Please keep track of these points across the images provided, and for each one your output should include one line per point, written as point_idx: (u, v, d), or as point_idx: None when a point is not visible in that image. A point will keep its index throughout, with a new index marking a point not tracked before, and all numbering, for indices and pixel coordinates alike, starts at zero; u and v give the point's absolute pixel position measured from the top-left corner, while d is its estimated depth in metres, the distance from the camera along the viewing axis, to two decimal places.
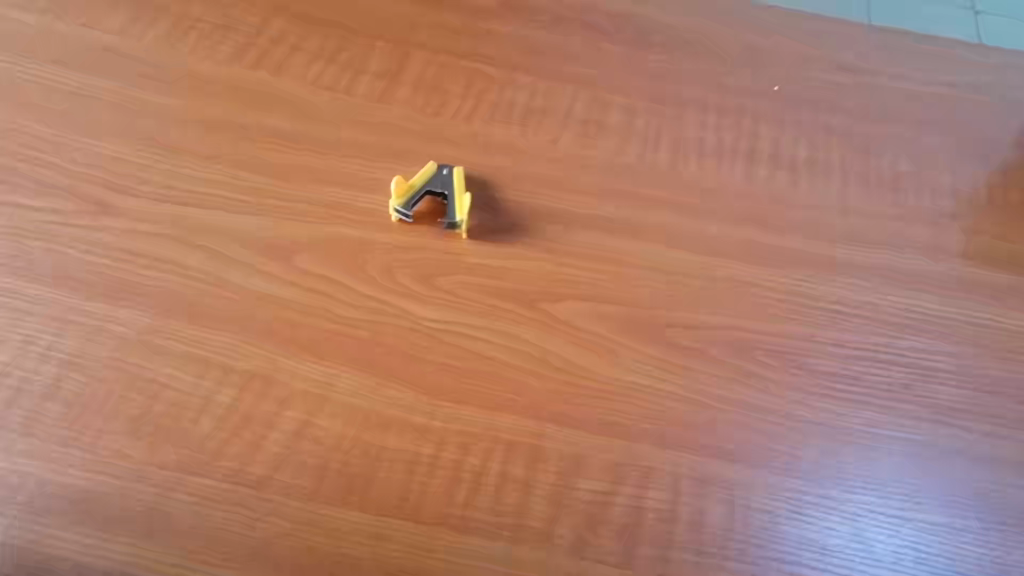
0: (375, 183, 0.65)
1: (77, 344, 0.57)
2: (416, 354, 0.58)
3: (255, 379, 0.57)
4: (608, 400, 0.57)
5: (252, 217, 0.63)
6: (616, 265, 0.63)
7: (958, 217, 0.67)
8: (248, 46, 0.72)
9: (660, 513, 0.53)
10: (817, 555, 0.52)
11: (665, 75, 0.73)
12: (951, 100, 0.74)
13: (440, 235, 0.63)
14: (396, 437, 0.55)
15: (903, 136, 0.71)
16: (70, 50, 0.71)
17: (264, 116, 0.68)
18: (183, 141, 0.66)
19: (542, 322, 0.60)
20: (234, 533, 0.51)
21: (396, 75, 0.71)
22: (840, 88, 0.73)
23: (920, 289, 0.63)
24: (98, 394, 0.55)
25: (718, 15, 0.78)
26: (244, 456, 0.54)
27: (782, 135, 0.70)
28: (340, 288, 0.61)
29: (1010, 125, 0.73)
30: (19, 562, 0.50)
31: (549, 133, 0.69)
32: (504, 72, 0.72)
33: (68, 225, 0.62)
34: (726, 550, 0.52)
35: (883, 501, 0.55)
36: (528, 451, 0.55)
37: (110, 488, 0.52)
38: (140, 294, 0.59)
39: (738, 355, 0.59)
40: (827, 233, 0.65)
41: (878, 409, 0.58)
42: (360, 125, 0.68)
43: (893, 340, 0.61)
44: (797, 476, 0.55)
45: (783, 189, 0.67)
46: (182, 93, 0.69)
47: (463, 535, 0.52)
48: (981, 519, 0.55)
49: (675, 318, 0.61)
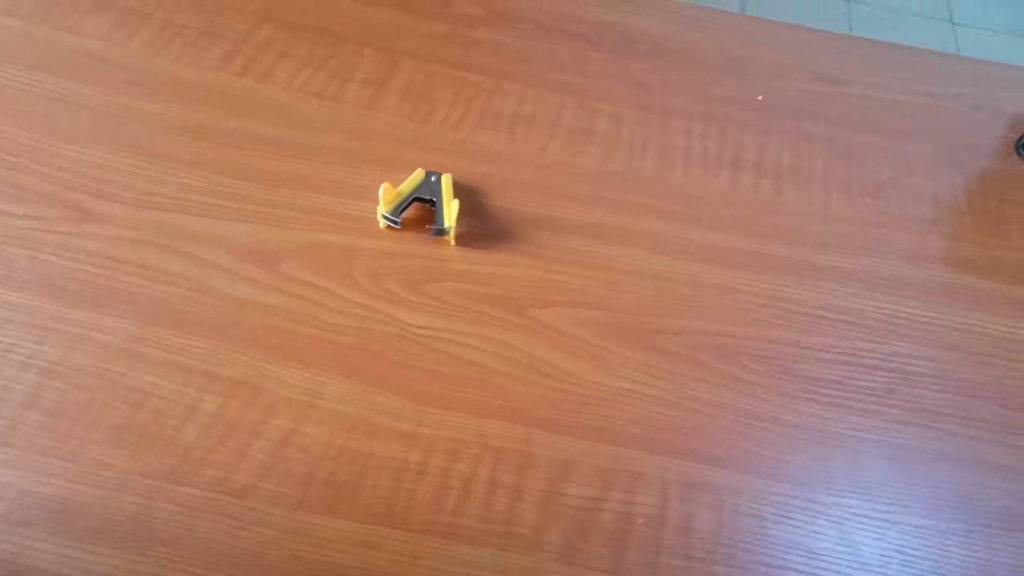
0: (361, 189, 0.65)
1: (58, 352, 0.57)
2: (405, 360, 0.58)
3: (240, 386, 0.56)
4: (596, 406, 0.58)
5: (237, 224, 0.63)
6: (603, 272, 0.63)
7: (940, 224, 0.68)
8: (234, 52, 0.72)
9: (648, 518, 0.54)
10: (805, 558, 0.53)
11: (649, 84, 0.74)
12: (930, 109, 0.75)
13: (428, 241, 0.64)
14: (383, 444, 0.55)
15: (884, 144, 0.72)
16: (50, 56, 0.70)
17: (247, 123, 0.68)
18: (166, 149, 0.66)
19: (530, 328, 0.60)
20: (217, 543, 0.51)
21: (383, 83, 0.71)
22: (821, 97, 0.74)
23: (903, 295, 0.64)
24: (80, 403, 0.55)
25: (701, 21, 0.79)
26: (229, 464, 0.53)
27: (767, 143, 0.71)
28: (328, 295, 0.60)
29: (987, 134, 0.74)
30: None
31: (537, 140, 0.69)
32: (490, 79, 0.72)
33: (49, 231, 0.62)
34: (714, 554, 0.53)
35: (869, 504, 0.55)
36: (516, 457, 0.55)
37: (90, 498, 0.52)
38: (122, 301, 0.59)
39: (725, 360, 0.60)
40: (812, 240, 0.66)
41: (865, 413, 0.59)
42: (347, 133, 0.68)
43: (878, 345, 0.62)
44: (785, 480, 0.56)
45: (768, 197, 0.68)
46: (162, 100, 0.68)
47: (451, 542, 0.52)
48: (966, 521, 0.55)
49: (663, 324, 0.61)
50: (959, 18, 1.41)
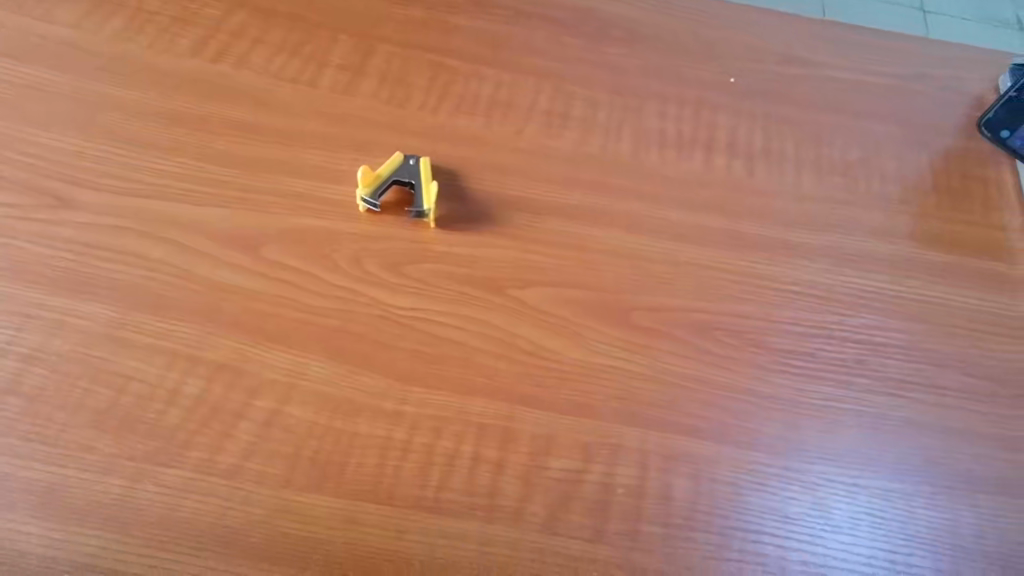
0: (340, 174, 0.66)
1: (38, 339, 0.57)
2: (387, 340, 0.59)
3: (223, 369, 0.57)
4: (575, 380, 0.59)
5: (217, 209, 0.64)
6: (578, 251, 0.65)
7: (906, 202, 0.71)
8: (209, 38, 0.72)
9: (628, 488, 0.56)
10: (779, 523, 0.56)
11: (624, 67, 0.75)
12: (894, 90, 0.77)
13: (408, 224, 0.65)
14: (368, 424, 0.56)
15: (849, 125, 0.74)
16: (18, 43, 0.70)
17: (222, 108, 0.68)
18: (142, 134, 0.66)
19: (510, 307, 0.62)
20: (203, 522, 0.52)
21: (359, 68, 0.72)
22: (792, 79, 0.76)
23: (870, 269, 0.67)
24: (61, 389, 0.56)
25: (679, 7, 0.79)
26: (214, 446, 0.54)
27: (740, 125, 0.73)
28: (310, 278, 0.61)
29: (950, 113, 0.76)
30: None
31: (514, 124, 0.70)
32: (466, 63, 0.73)
33: (24, 219, 0.62)
34: (692, 521, 0.55)
35: (840, 470, 0.58)
36: (500, 433, 0.57)
37: (76, 482, 0.52)
38: (101, 288, 0.60)
39: (701, 334, 0.62)
40: (782, 217, 0.68)
41: (835, 383, 0.61)
42: (324, 117, 0.69)
43: (846, 318, 0.64)
44: (760, 449, 0.58)
45: (740, 177, 0.70)
46: (138, 87, 0.69)
47: (437, 517, 0.54)
48: (933, 483, 0.58)
49: (640, 301, 0.63)
50: None
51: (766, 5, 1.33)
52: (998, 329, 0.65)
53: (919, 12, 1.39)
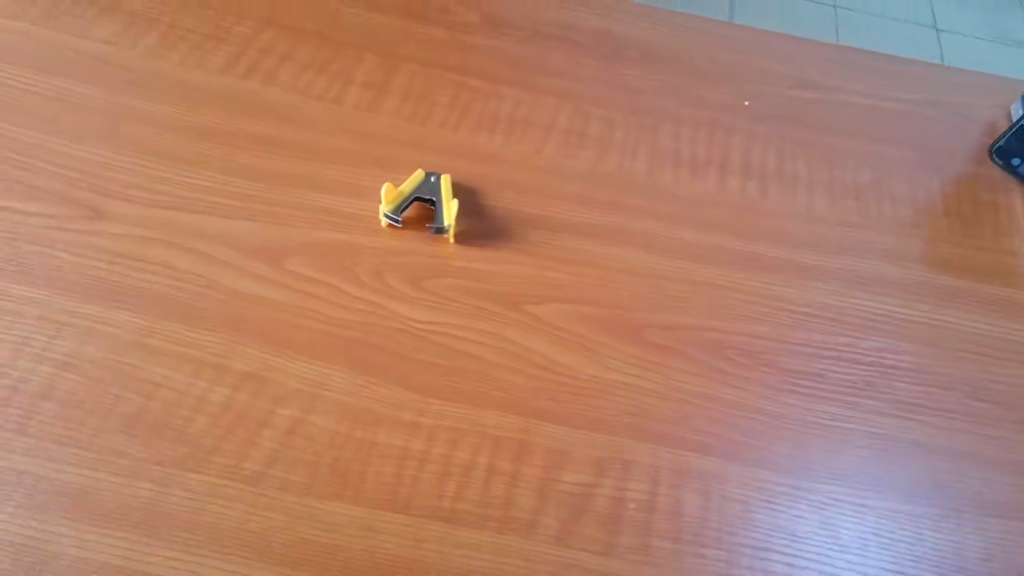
0: (363, 189, 0.68)
1: (71, 346, 0.59)
2: (406, 353, 0.61)
3: (249, 378, 0.59)
4: (588, 396, 0.61)
5: (245, 222, 0.65)
6: (596, 270, 0.66)
7: (917, 226, 0.72)
8: (238, 55, 0.74)
9: (640, 503, 0.57)
10: (787, 541, 0.57)
11: (641, 89, 0.76)
12: (907, 115, 0.78)
13: (428, 240, 0.66)
14: (387, 433, 0.58)
15: (863, 148, 0.75)
16: (54, 58, 0.72)
17: (251, 123, 0.70)
18: (173, 148, 0.68)
19: (526, 322, 0.63)
20: (227, 527, 0.54)
21: (383, 86, 0.74)
22: (807, 103, 0.77)
23: (881, 291, 0.68)
24: (93, 394, 0.57)
25: (696, 30, 0.81)
26: (239, 453, 0.56)
27: (753, 147, 0.74)
28: (332, 290, 0.63)
29: (962, 139, 0.77)
30: (17, 556, 0.51)
31: (533, 142, 0.72)
32: (487, 82, 0.75)
33: (59, 229, 0.64)
34: (702, 538, 0.56)
35: (848, 490, 0.59)
36: (514, 446, 0.58)
37: (106, 485, 0.54)
38: (132, 297, 0.61)
39: (713, 353, 0.63)
40: (794, 239, 0.69)
41: (844, 404, 0.62)
42: (349, 134, 0.71)
43: (857, 340, 0.65)
44: (770, 468, 0.59)
45: (753, 199, 0.71)
46: (171, 102, 0.71)
47: (452, 527, 0.55)
48: (940, 505, 0.59)
49: (654, 319, 0.64)
50: (943, 25, 1.44)
51: (781, 30, 1.37)
52: (1008, 354, 0.66)
53: (933, 30, 1.43)
